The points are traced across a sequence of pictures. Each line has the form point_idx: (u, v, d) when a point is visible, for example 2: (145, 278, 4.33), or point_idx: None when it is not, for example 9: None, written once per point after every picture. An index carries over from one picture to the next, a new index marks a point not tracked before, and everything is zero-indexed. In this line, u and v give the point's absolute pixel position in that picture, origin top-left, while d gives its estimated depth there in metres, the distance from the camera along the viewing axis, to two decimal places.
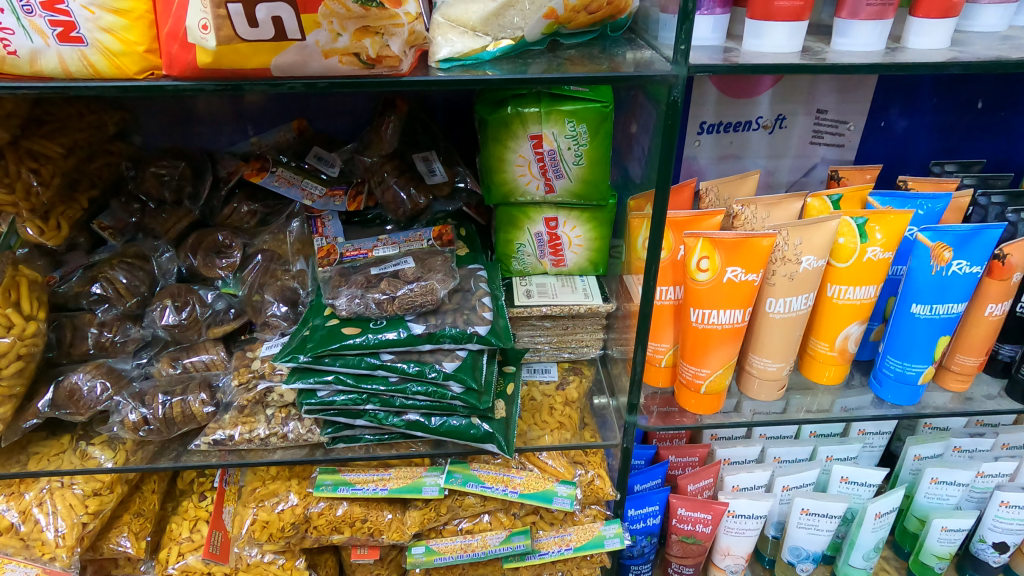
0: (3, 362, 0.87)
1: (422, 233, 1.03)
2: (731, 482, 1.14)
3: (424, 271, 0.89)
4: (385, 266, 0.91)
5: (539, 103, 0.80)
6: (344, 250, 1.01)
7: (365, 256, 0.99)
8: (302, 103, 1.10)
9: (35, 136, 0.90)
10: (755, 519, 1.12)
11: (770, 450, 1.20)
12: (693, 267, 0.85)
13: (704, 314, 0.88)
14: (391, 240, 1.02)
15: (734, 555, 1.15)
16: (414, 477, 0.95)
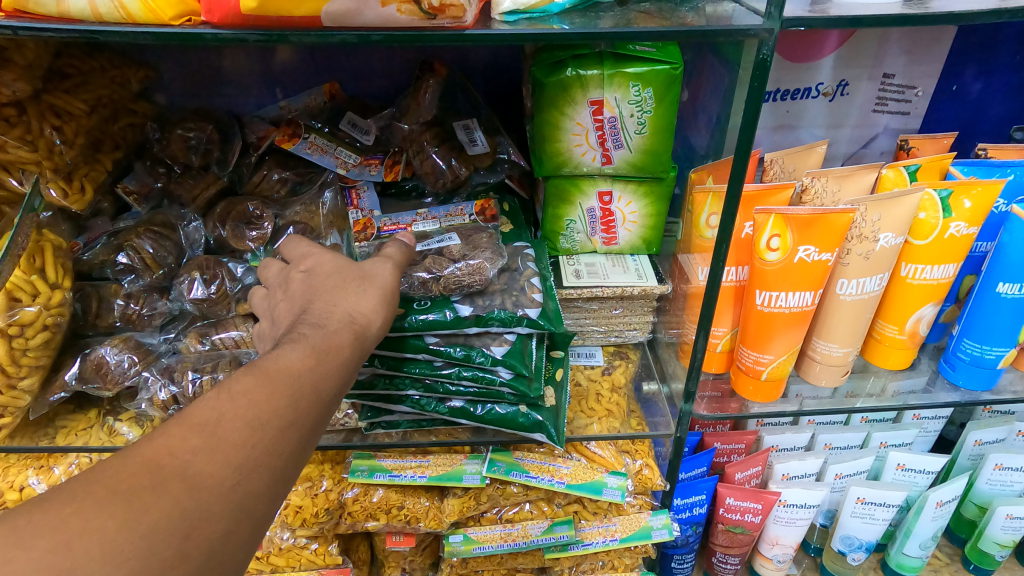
0: (28, 332, 0.83)
1: (463, 207, 0.97)
2: (782, 471, 1.08)
3: (473, 245, 0.83)
4: (430, 243, 0.86)
5: (602, 65, 0.73)
6: (382, 224, 0.96)
7: (404, 230, 0.94)
8: (334, 64, 1.03)
9: (57, 91, 0.85)
10: (807, 509, 1.07)
11: (820, 436, 1.14)
12: (762, 246, 0.78)
13: (771, 298, 0.81)
14: (431, 215, 0.96)
15: (782, 545, 1.11)
16: (454, 465, 0.91)
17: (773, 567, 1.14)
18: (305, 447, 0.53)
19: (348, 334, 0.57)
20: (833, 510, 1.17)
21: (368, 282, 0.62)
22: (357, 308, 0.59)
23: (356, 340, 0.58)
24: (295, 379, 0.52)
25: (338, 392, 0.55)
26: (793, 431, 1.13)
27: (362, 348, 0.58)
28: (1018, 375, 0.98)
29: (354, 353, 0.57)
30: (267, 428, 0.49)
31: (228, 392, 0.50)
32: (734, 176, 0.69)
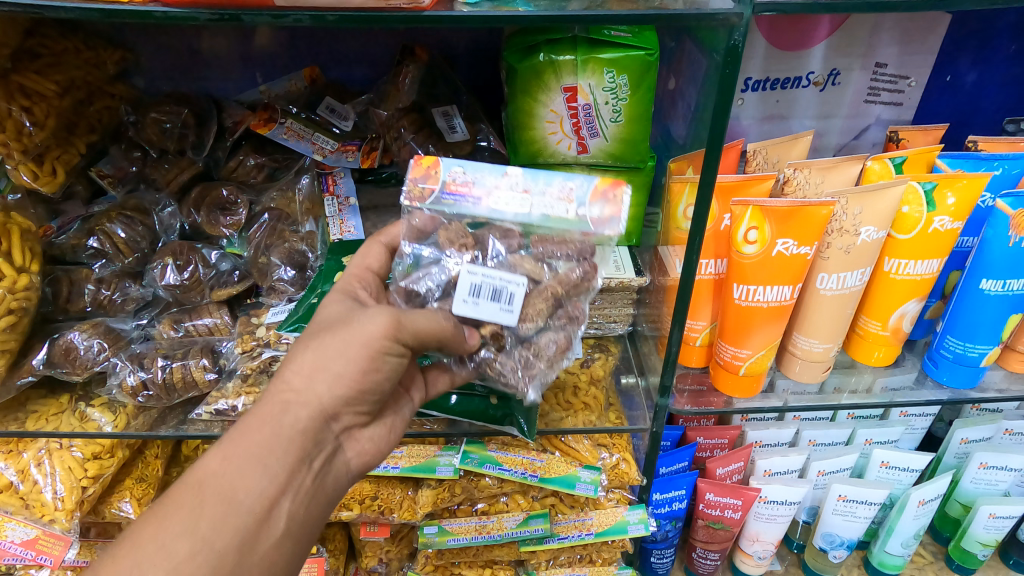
0: None
1: (573, 189, 0.68)
2: (764, 467, 1.05)
3: (539, 303, 0.69)
4: (474, 296, 0.67)
5: (575, 50, 0.71)
6: (448, 179, 0.69)
7: (477, 202, 0.68)
8: (314, 48, 1.01)
9: (27, 71, 0.84)
10: (787, 505, 1.04)
11: (805, 432, 1.11)
12: (739, 239, 0.75)
13: (749, 291, 0.77)
14: (523, 185, 0.68)
15: (763, 541, 1.09)
16: (427, 456, 0.90)
17: (753, 563, 1.12)
18: (236, 555, 0.58)
19: (272, 411, 0.63)
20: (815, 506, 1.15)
21: (327, 332, 0.66)
22: (300, 378, 0.64)
23: (292, 418, 0.63)
24: (202, 491, 0.59)
25: (262, 492, 0.60)
26: (778, 426, 1.09)
27: (295, 426, 0.63)
28: (1005, 374, 0.96)
29: (284, 435, 0.62)
30: (175, 549, 0.56)
31: (149, 519, 0.58)
32: (707, 165, 0.67)
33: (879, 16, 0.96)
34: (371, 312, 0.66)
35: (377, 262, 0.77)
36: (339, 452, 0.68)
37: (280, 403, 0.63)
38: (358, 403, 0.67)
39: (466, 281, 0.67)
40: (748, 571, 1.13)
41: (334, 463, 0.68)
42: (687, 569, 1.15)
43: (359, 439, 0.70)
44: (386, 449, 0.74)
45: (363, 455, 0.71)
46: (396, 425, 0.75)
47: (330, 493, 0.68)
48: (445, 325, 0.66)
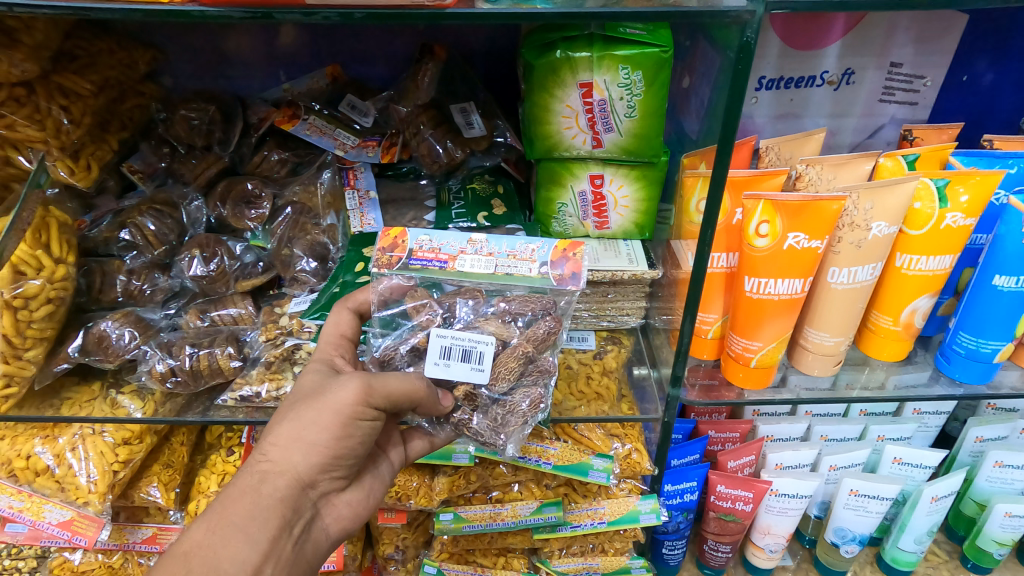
0: (34, 304, 0.86)
1: (534, 249, 0.79)
2: (775, 460, 1.06)
3: (511, 362, 0.75)
4: (445, 359, 0.74)
5: (591, 47, 0.72)
6: (415, 245, 0.79)
7: (445, 264, 0.77)
8: (335, 47, 1.04)
9: (65, 71, 0.88)
10: (799, 499, 1.03)
11: (816, 427, 1.12)
12: (749, 232, 0.73)
13: (760, 284, 0.75)
14: (486, 248, 0.78)
15: (774, 534, 1.07)
16: (444, 443, 0.93)
17: (764, 556, 1.11)
18: None
19: (252, 483, 0.67)
20: (827, 501, 1.15)
21: (302, 404, 0.71)
22: (279, 449, 0.69)
23: (272, 487, 0.68)
24: (187, 562, 0.61)
25: (246, 560, 0.63)
26: (789, 421, 1.11)
27: (274, 495, 0.68)
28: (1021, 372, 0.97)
29: (264, 504, 0.67)
30: None
31: None
32: (718, 160, 0.68)
33: (894, 16, 0.96)
34: (342, 381, 0.71)
35: (348, 327, 0.84)
36: (317, 518, 0.73)
37: (262, 473, 0.68)
38: (334, 469, 0.73)
39: (438, 345, 0.73)
40: (760, 564, 1.12)
41: (313, 529, 0.72)
42: (698, 561, 1.14)
43: (338, 504, 0.76)
44: (361, 512, 0.79)
45: (340, 518, 0.76)
46: (369, 486, 0.81)
47: (312, 558, 0.72)
48: (417, 385, 0.72)
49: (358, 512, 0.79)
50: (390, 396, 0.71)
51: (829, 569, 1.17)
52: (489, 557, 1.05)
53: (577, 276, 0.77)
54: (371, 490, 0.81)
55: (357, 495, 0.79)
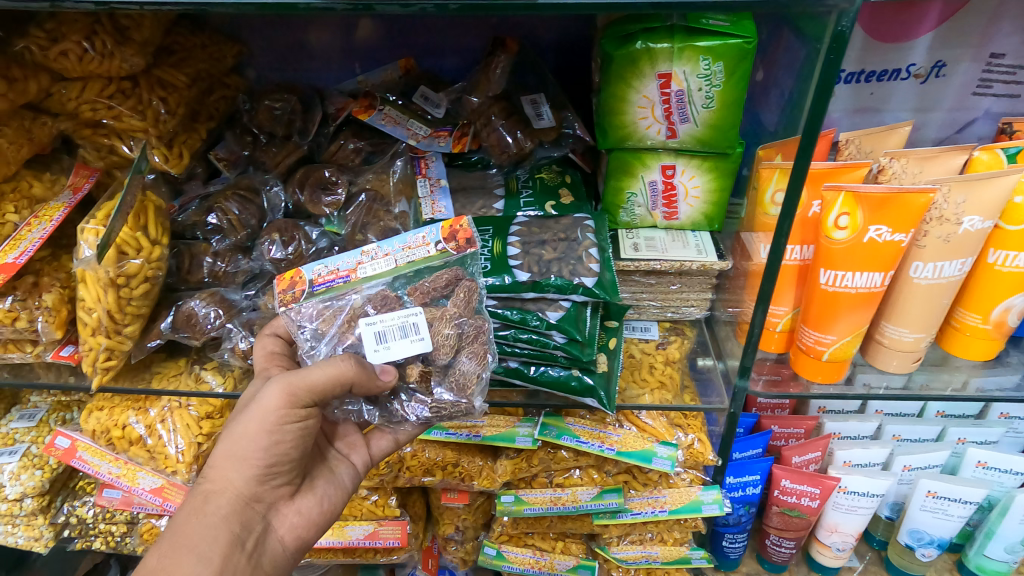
0: (133, 282, 0.94)
1: (425, 235, 0.82)
2: (843, 458, 1.04)
3: (445, 329, 0.77)
4: (382, 339, 0.75)
5: (672, 38, 0.73)
6: (314, 276, 0.81)
7: (347, 279, 0.80)
8: (409, 40, 1.08)
9: (165, 65, 0.98)
10: (869, 497, 1.01)
11: (888, 426, 1.10)
12: (828, 224, 0.72)
13: (836, 278, 0.74)
14: (378, 251, 0.81)
15: (841, 532, 1.05)
16: (507, 427, 0.96)
17: (831, 555, 1.08)
18: None
19: (196, 504, 0.74)
20: (899, 503, 1.12)
21: (232, 423, 0.77)
22: (217, 468, 0.76)
23: (215, 506, 0.75)
24: None
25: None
26: (858, 419, 1.08)
27: (219, 512, 0.74)
28: None
29: (210, 521, 0.73)
30: None
31: None
32: (801, 153, 0.67)
33: (999, 5, 0.93)
34: (264, 391, 0.75)
35: (275, 347, 0.87)
36: (270, 530, 0.79)
37: (205, 494, 0.75)
38: (275, 478, 0.79)
39: (369, 331, 0.74)
40: (826, 563, 1.09)
41: (267, 540, 0.78)
42: (759, 555, 1.12)
43: (290, 513, 0.82)
44: (317, 518, 0.84)
45: (295, 526, 0.82)
46: (323, 492, 0.85)
47: (269, 568, 0.78)
48: (342, 372, 0.72)
49: (313, 518, 0.84)
50: (312, 389, 0.72)
51: (904, 574, 1.13)
52: (547, 541, 1.08)
53: (472, 238, 0.81)
54: (326, 496, 0.86)
55: (312, 501, 0.84)
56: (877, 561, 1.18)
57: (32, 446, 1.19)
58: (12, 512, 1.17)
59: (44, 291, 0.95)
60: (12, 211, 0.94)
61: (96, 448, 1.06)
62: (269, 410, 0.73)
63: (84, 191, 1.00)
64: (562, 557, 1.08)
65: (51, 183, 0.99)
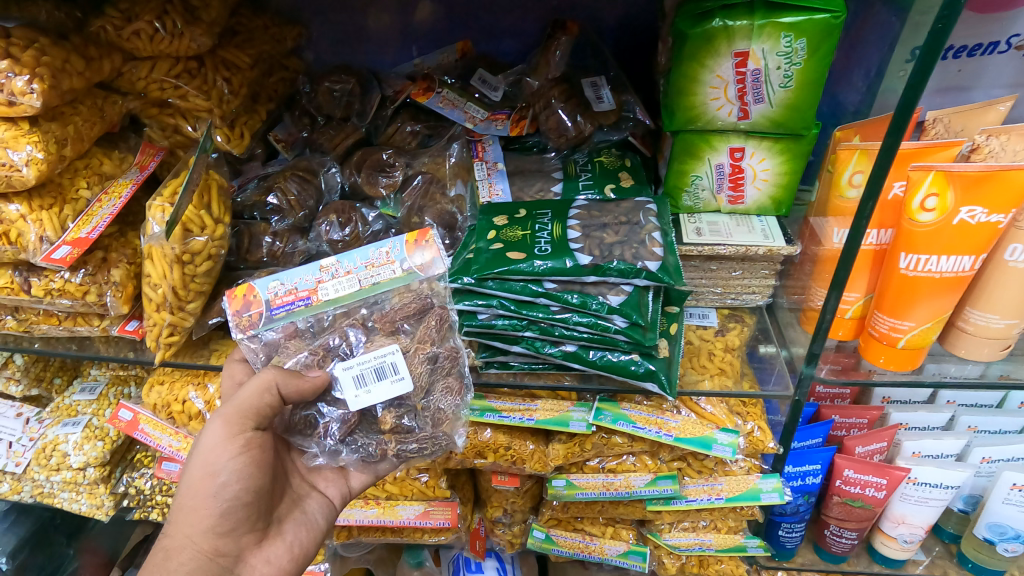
0: (197, 260, 0.94)
1: (387, 251, 0.83)
2: (912, 448, 1.01)
3: (418, 365, 0.79)
4: (362, 383, 0.76)
5: (752, 15, 0.73)
6: (271, 297, 0.83)
7: (307, 300, 0.82)
8: (467, 23, 1.08)
9: (229, 46, 0.99)
10: (942, 489, 0.98)
11: (962, 417, 1.06)
12: (914, 206, 0.71)
13: (918, 261, 0.72)
14: (337, 270, 0.83)
15: (909, 524, 1.02)
16: (561, 411, 0.94)
17: (896, 547, 1.06)
18: None
19: (158, 562, 0.75)
20: (976, 495, 1.07)
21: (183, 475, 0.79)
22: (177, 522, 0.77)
23: (178, 562, 0.75)
24: None
25: None
26: (928, 410, 1.05)
27: (181, 569, 0.75)
28: None
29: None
30: None
31: None
32: (892, 131, 0.65)
33: None
34: (205, 433, 0.78)
35: (244, 373, 0.87)
36: None
37: (166, 551, 0.76)
38: (235, 526, 0.79)
39: (349, 374, 0.76)
40: (892, 555, 1.07)
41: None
42: (816, 545, 1.11)
43: (259, 561, 0.82)
44: (288, 563, 0.84)
45: (266, 574, 0.82)
46: (291, 536, 0.86)
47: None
48: (266, 379, 0.76)
49: (283, 564, 0.84)
50: (244, 411, 0.76)
51: (980, 569, 1.07)
52: (596, 526, 1.11)
53: (438, 257, 0.84)
54: (295, 540, 0.86)
55: (280, 547, 0.84)
56: (946, 555, 1.12)
57: (94, 418, 1.23)
58: (76, 480, 1.23)
59: (112, 266, 0.97)
60: (84, 187, 0.96)
61: (157, 422, 1.10)
62: (212, 447, 0.77)
63: (150, 170, 1.02)
64: (612, 542, 1.10)
65: (119, 161, 1.01)
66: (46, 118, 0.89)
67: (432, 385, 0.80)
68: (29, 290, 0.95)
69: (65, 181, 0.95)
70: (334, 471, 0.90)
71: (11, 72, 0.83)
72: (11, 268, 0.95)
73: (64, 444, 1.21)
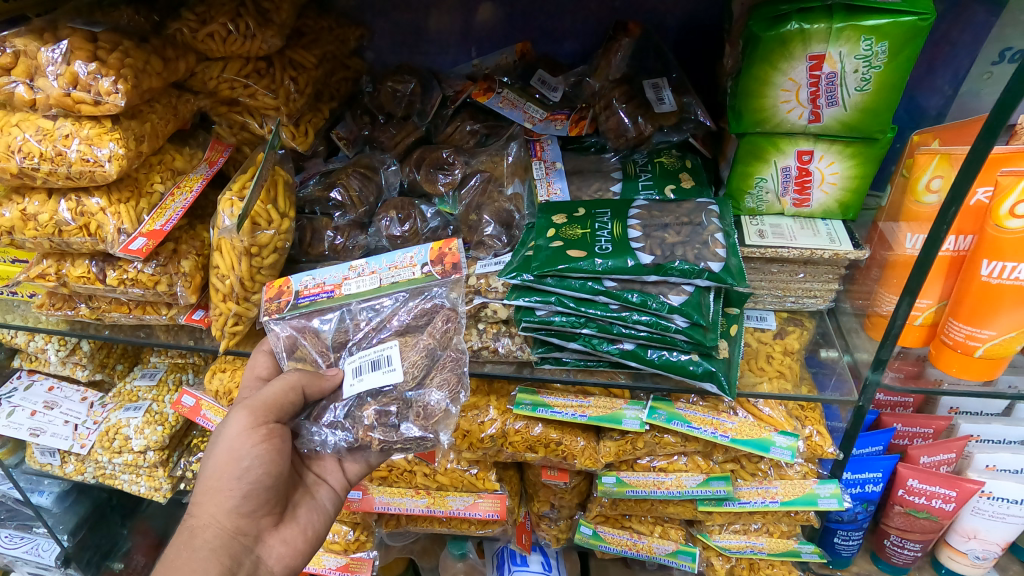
0: (265, 252, 0.96)
1: (414, 257, 0.86)
2: (985, 461, 0.99)
3: (415, 356, 0.80)
4: (358, 373, 0.79)
5: (831, 18, 0.74)
6: (301, 288, 0.88)
7: (329, 293, 0.86)
8: (527, 25, 1.11)
9: (297, 47, 1.02)
10: (1020, 506, 0.98)
11: None
12: (1003, 211, 0.70)
13: (1003, 268, 0.71)
14: (364, 269, 0.86)
15: (981, 539, 1.03)
16: (615, 408, 0.95)
17: (966, 562, 1.06)
18: None
19: (183, 540, 0.77)
20: None
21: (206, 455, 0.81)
22: (201, 501, 0.79)
23: (202, 540, 0.77)
24: None
25: None
26: (1003, 423, 1.02)
27: (207, 546, 0.77)
28: None
29: (198, 555, 0.75)
30: None
31: None
32: (983, 135, 0.65)
33: None
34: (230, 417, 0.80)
35: (265, 368, 0.90)
36: (259, 561, 0.81)
37: (191, 528, 0.78)
38: (258, 508, 0.82)
39: (352, 364, 0.80)
40: (960, 570, 1.08)
41: (256, 571, 0.80)
42: (875, 555, 1.12)
43: (277, 544, 0.84)
44: (303, 546, 0.86)
45: (283, 555, 0.84)
46: (306, 521, 0.87)
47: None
48: (295, 380, 0.81)
49: (300, 547, 0.86)
50: (270, 404, 0.80)
51: None
52: (645, 525, 1.11)
53: (458, 263, 0.84)
54: (310, 524, 0.88)
55: (295, 530, 0.86)
56: None
57: (155, 404, 1.27)
58: (137, 463, 1.27)
59: (182, 257, 0.99)
60: (158, 181, 0.98)
61: (219, 408, 1.12)
62: (236, 434, 0.78)
63: (219, 165, 1.05)
64: (660, 541, 1.10)
65: (190, 156, 1.03)
66: (126, 116, 0.91)
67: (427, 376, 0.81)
68: (105, 280, 0.98)
69: (141, 175, 0.97)
70: (339, 462, 0.91)
71: (99, 74, 0.87)
72: (88, 259, 0.99)
73: (127, 428, 1.25)
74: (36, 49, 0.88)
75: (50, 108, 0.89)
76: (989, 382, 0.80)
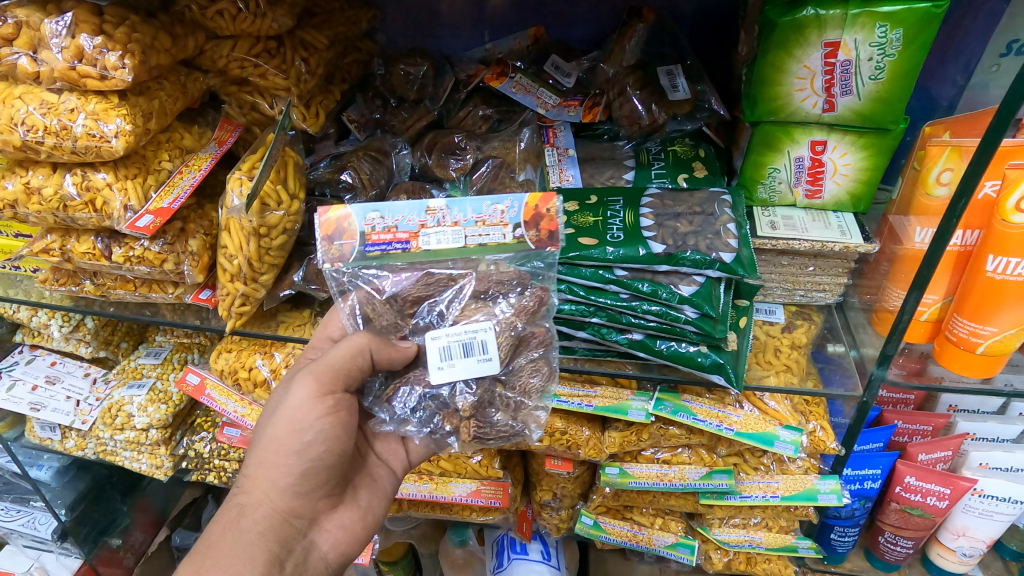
0: (273, 234, 0.96)
1: (504, 211, 0.74)
2: (979, 459, 0.99)
3: (505, 342, 0.76)
4: (449, 359, 0.72)
5: (847, 5, 0.74)
6: (367, 229, 0.74)
7: (408, 245, 0.74)
8: (542, 9, 1.10)
9: (308, 27, 1.01)
10: (1009, 504, 0.97)
11: None
12: (1008, 206, 0.69)
13: (1006, 264, 0.71)
14: (450, 220, 0.74)
15: (970, 537, 1.02)
16: (621, 399, 0.94)
17: (954, 560, 1.06)
18: None
19: (231, 518, 0.74)
20: None
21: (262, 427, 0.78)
22: (253, 477, 0.76)
23: (251, 520, 0.74)
24: None
25: None
26: (999, 421, 1.01)
27: (254, 528, 0.74)
28: None
29: (246, 538, 0.72)
30: None
31: None
32: (992, 129, 0.64)
33: None
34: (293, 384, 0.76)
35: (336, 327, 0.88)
36: (311, 546, 0.78)
37: (240, 504, 0.75)
38: (312, 490, 0.79)
39: (434, 350, 0.72)
40: (948, 568, 1.07)
41: (309, 557, 0.78)
42: (868, 552, 1.12)
43: (331, 530, 0.81)
44: (359, 531, 0.85)
45: (337, 541, 0.82)
46: (362, 505, 0.85)
47: None
48: (363, 342, 0.77)
49: (357, 531, 0.84)
50: (335, 368, 0.76)
51: None
52: (645, 516, 1.11)
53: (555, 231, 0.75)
54: (368, 507, 0.86)
55: (352, 513, 0.84)
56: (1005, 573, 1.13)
57: (158, 382, 1.27)
58: (139, 440, 1.27)
59: (189, 236, 0.98)
60: (166, 159, 0.97)
61: (224, 388, 1.13)
62: (301, 403, 0.75)
63: (228, 145, 1.04)
64: (660, 533, 1.10)
65: (199, 135, 1.02)
66: (134, 93, 0.91)
67: (515, 356, 0.79)
68: (110, 256, 0.98)
69: (148, 153, 0.96)
70: (404, 445, 0.92)
71: (104, 48, 0.86)
72: (93, 235, 0.98)
73: (129, 405, 1.25)
74: (39, 21, 0.87)
75: (55, 82, 0.88)
76: (987, 379, 0.80)
